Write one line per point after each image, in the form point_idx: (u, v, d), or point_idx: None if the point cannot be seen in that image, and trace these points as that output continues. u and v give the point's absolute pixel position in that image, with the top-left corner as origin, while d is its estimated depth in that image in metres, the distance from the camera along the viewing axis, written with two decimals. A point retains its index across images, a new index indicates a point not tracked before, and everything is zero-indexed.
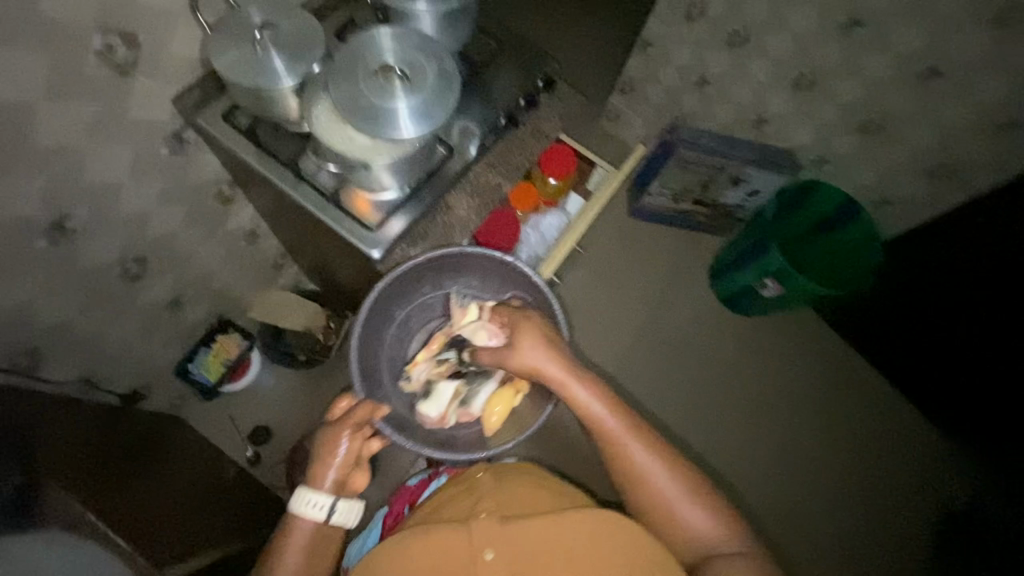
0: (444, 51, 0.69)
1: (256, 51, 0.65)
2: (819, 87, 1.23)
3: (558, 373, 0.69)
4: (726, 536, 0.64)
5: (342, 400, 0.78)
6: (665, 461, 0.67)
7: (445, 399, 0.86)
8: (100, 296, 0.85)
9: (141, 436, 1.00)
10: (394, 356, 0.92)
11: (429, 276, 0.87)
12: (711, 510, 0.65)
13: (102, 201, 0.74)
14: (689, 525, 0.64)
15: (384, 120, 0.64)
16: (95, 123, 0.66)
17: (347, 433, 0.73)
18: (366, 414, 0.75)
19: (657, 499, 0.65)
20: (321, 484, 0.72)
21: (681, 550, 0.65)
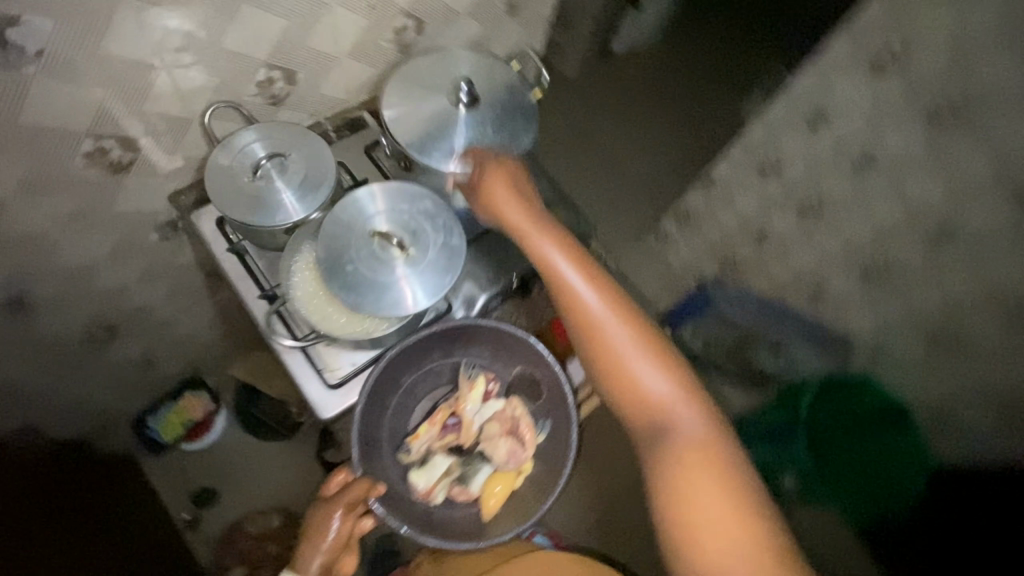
0: (455, 220, 0.61)
1: (255, 183, 0.60)
2: (892, 282, 1.12)
3: (524, 227, 0.57)
4: (700, 417, 0.50)
5: (337, 474, 0.65)
6: (631, 331, 0.53)
7: (436, 472, 0.69)
8: (58, 357, 0.80)
9: (85, 483, 0.94)
10: (396, 425, 0.70)
11: (435, 348, 0.67)
12: (677, 380, 0.52)
13: (69, 279, 0.69)
14: (647, 396, 0.51)
15: (365, 296, 0.56)
16: (74, 214, 0.61)
17: (337, 513, 0.62)
18: (360, 495, 0.62)
19: (617, 361, 0.52)
20: (305, 566, 0.62)
21: (641, 428, 0.51)
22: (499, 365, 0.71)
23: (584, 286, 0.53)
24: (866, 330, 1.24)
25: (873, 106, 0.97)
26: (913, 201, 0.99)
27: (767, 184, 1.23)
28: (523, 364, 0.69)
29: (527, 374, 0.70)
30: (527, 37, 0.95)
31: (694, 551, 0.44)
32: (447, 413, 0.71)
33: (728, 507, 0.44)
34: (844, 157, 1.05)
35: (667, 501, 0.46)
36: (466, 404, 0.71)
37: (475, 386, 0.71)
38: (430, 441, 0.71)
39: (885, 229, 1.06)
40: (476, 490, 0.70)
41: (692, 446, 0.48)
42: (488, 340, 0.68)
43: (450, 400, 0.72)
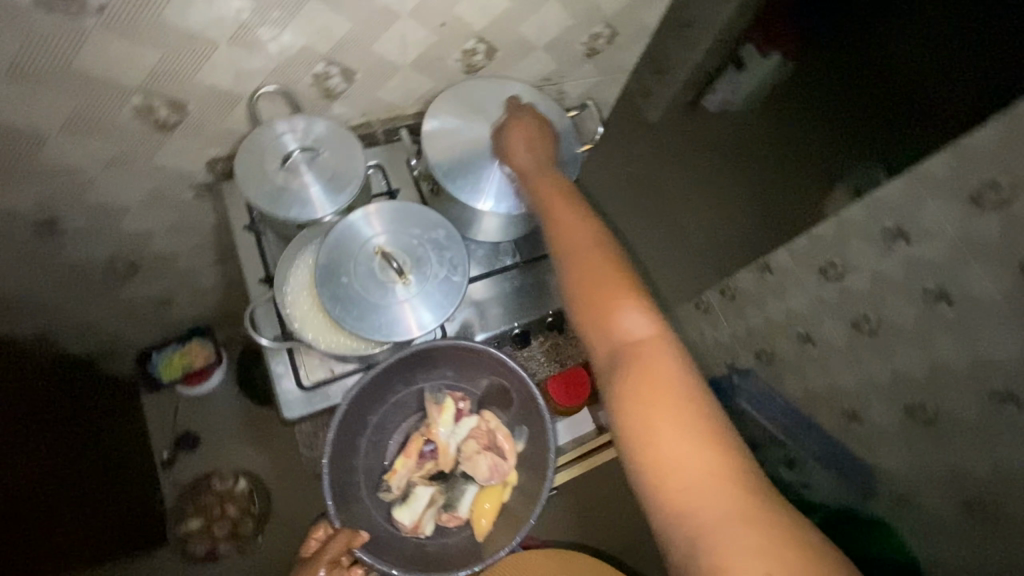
0: (462, 250, 0.58)
1: (279, 172, 0.59)
2: (936, 428, 1.01)
3: (529, 166, 0.62)
4: (661, 336, 0.50)
5: (315, 533, 0.67)
6: (610, 266, 0.56)
7: (420, 504, 0.68)
8: (82, 282, 0.84)
9: (87, 400, 0.99)
10: (371, 465, 0.69)
11: (412, 370, 0.65)
12: (651, 310, 0.52)
13: (100, 215, 0.72)
14: (619, 324, 0.51)
15: (354, 310, 0.54)
16: (114, 158, 0.63)
17: (322, 569, 0.61)
18: (343, 548, 0.60)
19: (598, 289, 0.54)
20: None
21: (610, 355, 0.51)
22: (466, 381, 0.68)
23: (571, 219, 0.59)
24: (894, 470, 1.12)
25: (960, 239, 0.86)
26: (981, 352, 0.88)
27: (824, 287, 1.12)
28: (493, 376, 0.66)
29: (498, 384, 0.67)
30: (602, 81, 0.92)
31: (656, 471, 0.44)
32: (421, 442, 0.69)
33: (687, 428, 0.45)
34: (916, 286, 0.95)
35: (631, 423, 0.47)
36: (439, 429, 0.68)
37: (444, 408, 0.68)
38: (409, 474, 0.69)
39: (941, 371, 0.96)
40: (465, 511, 0.69)
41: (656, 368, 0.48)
42: (456, 359, 0.65)
43: (421, 428, 0.70)
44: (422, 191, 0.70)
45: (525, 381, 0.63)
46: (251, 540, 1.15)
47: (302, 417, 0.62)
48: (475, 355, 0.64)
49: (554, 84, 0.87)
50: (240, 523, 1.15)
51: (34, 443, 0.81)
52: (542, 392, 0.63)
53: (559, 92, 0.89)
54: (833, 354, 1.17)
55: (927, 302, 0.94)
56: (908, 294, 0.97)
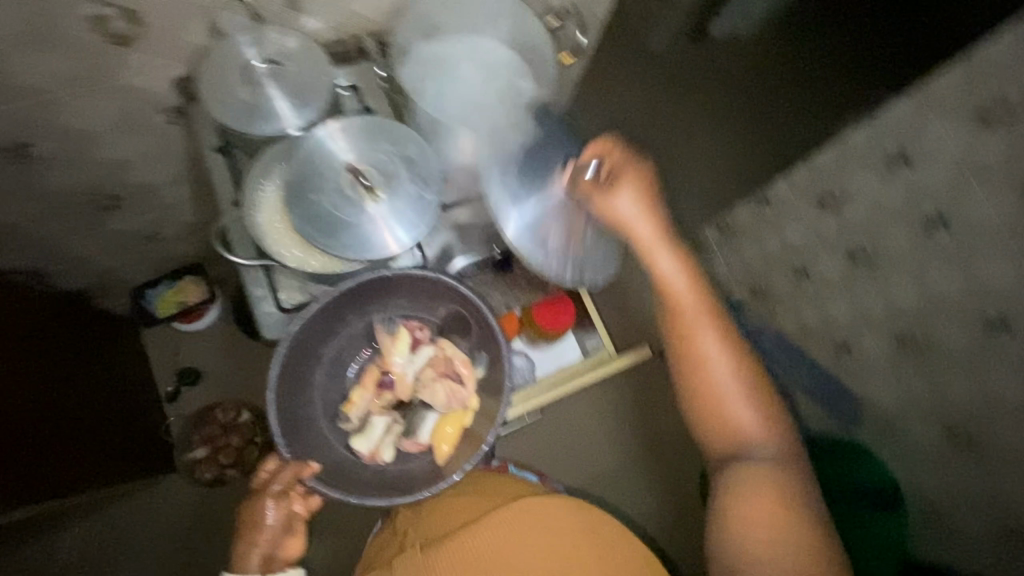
0: (434, 166, 0.57)
1: (245, 85, 0.57)
2: (926, 358, 1.01)
3: (649, 238, 0.61)
4: (769, 434, 0.59)
5: (266, 466, 0.65)
6: (732, 361, 0.60)
7: (377, 432, 0.70)
8: (65, 214, 0.83)
9: (84, 335, 1.01)
10: (329, 396, 0.70)
11: (365, 302, 0.64)
12: (761, 405, 0.60)
13: (72, 141, 0.70)
14: (735, 419, 0.59)
15: (326, 228, 0.54)
16: (76, 77, 0.61)
17: (272, 500, 0.64)
18: (293, 475, 0.62)
19: (714, 390, 0.60)
20: (243, 563, 0.63)
21: (715, 441, 0.61)
22: (422, 309, 0.69)
23: (686, 289, 0.61)
24: None
25: None
26: None
27: (823, 218, 1.09)
28: (448, 304, 0.67)
29: (455, 312, 0.67)
30: None
31: (753, 550, 0.54)
32: (377, 374, 0.71)
33: (789, 518, 0.54)
34: None
35: (737, 503, 0.56)
36: (394, 358, 0.70)
37: (398, 338, 0.70)
38: (367, 405, 0.71)
39: None
40: (426, 438, 0.70)
41: (761, 462, 0.58)
42: (408, 289, 0.65)
43: (377, 359, 0.72)
44: (399, 112, 0.67)
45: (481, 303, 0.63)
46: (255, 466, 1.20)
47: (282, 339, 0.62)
48: (424, 283, 0.64)
49: None
50: (246, 451, 1.19)
51: (29, 372, 0.84)
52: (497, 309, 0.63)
53: None
54: None
55: None
56: None
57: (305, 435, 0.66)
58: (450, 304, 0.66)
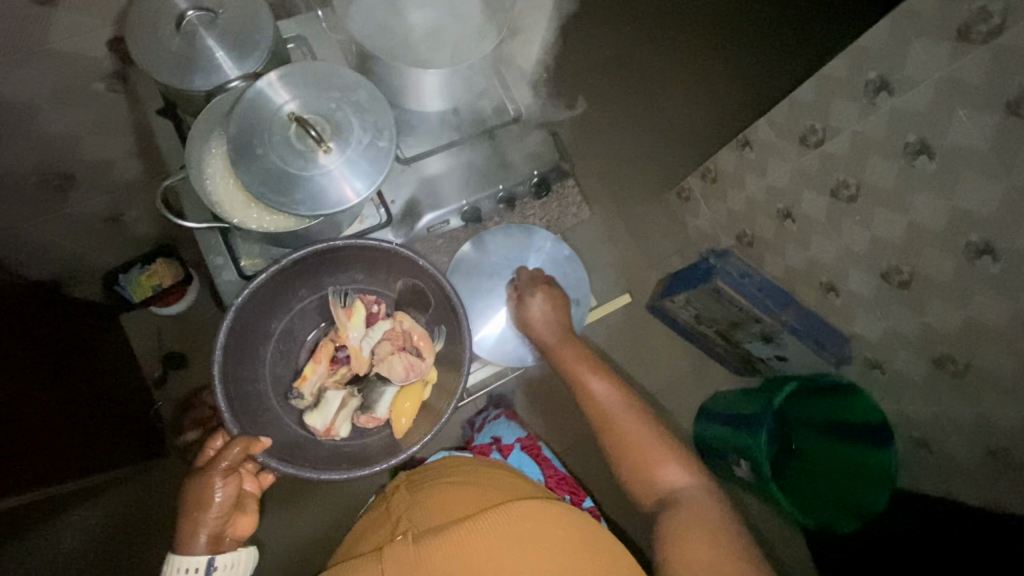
0: (385, 114, 0.53)
1: (176, 35, 0.53)
2: (911, 291, 1.00)
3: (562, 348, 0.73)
4: (698, 488, 0.60)
5: (212, 440, 0.64)
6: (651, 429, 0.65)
7: (331, 408, 0.68)
8: (16, 198, 0.80)
9: (59, 323, 0.99)
10: (280, 373, 0.69)
11: (318, 271, 0.64)
12: (686, 461, 0.62)
13: (12, 117, 0.67)
14: (661, 478, 0.61)
15: (274, 184, 0.51)
16: (2, 44, 0.58)
17: (219, 478, 0.57)
18: (240, 451, 0.58)
19: (637, 450, 0.63)
20: (190, 544, 0.57)
21: (649, 504, 0.61)
22: (378, 283, 0.70)
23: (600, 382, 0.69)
24: (871, 337, 1.13)
25: (945, 81, 0.79)
26: (958, 205, 0.85)
27: (805, 156, 1.07)
28: (404, 276, 0.66)
29: (411, 284, 0.67)
30: None
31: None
32: (331, 348, 0.70)
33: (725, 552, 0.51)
34: (896, 142, 0.90)
35: (669, 546, 0.53)
36: (349, 332, 0.70)
37: (353, 313, 0.69)
38: (321, 380, 0.70)
39: (919, 232, 0.93)
40: (384, 413, 0.69)
41: (695, 505, 0.57)
42: (357, 260, 0.64)
43: (331, 334, 0.71)
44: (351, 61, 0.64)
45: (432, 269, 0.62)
46: None
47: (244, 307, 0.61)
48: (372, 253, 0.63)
49: None
50: None
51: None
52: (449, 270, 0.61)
53: None
54: (814, 229, 1.14)
55: (907, 158, 0.89)
56: (888, 151, 0.92)
57: (254, 409, 0.63)
58: (404, 273, 0.66)
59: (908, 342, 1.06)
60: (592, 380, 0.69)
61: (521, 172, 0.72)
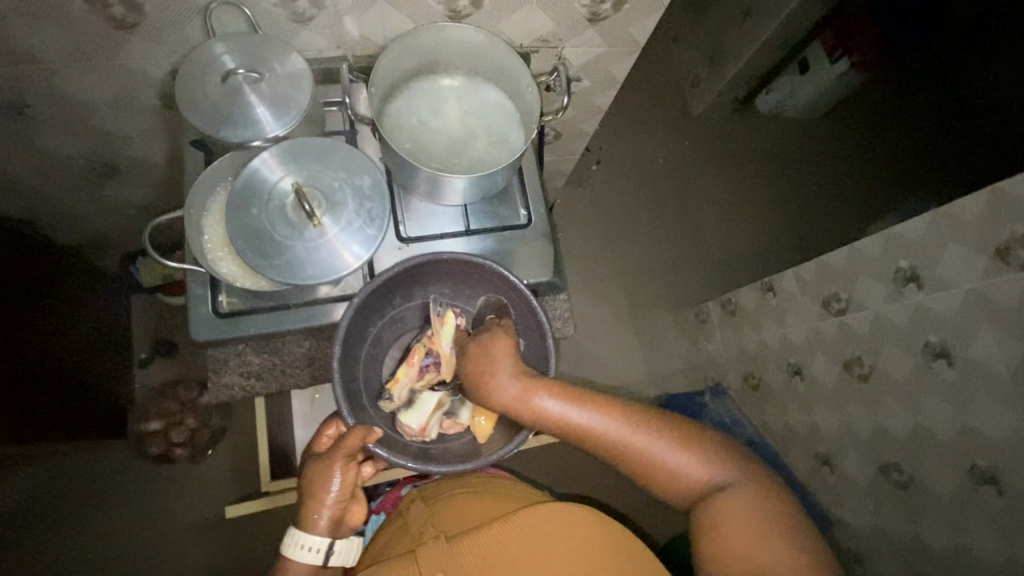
0: (379, 198, 0.55)
1: (221, 86, 0.57)
2: (907, 492, 0.93)
3: (520, 397, 0.59)
4: (711, 468, 0.60)
5: (325, 431, 0.69)
6: (644, 418, 0.61)
7: (427, 408, 0.67)
8: (65, 176, 0.87)
9: (66, 289, 1.03)
10: (370, 375, 0.69)
11: (412, 280, 0.66)
12: (695, 447, 0.60)
13: (70, 108, 0.72)
14: (679, 474, 0.60)
15: (261, 248, 0.52)
16: (76, 52, 0.63)
17: (339, 466, 0.63)
18: (355, 443, 0.61)
19: (645, 467, 0.60)
20: (315, 524, 0.64)
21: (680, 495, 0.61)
22: (460, 300, 0.70)
23: (566, 412, 0.59)
24: (856, 526, 1.05)
25: (975, 293, 0.78)
26: (969, 422, 0.81)
27: (824, 321, 1.05)
28: (489, 291, 0.68)
29: (493, 299, 0.68)
30: (613, 56, 0.81)
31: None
32: (422, 352, 0.69)
33: (766, 542, 0.54)
34: (918, 338, 0.87)
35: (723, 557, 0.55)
36: (441, 340, 0.68)
37: (446, 320, 0.68)
38: (411, 383, 0.68)
39: (927, 437, 0.88)
40: (467, 419, 0.69)
41: (725, 495, 0.58)
42: (452, 273, 0.66)
43: (424, 339, 0.70)
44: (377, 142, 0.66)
45: (522, 291, 0.63)
46: (204, 450, 1.21)
47: (208, 341, 0.61)
48: (474, 269, 0.65)
49: (553, 47, 0.77)
50: (197, 433, 1.19)
51: None
52: (536, 294, 0.63)
53: (559, 58, 0.80)
54: (819, 394, 1.09)
55: (926, 358, 0.86)
56: (907, 344, 0.89)
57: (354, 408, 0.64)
58: (491, 290, 0.67)
59: (893, 546, 0.97)
60: (573, 414, 0.59)
61: None
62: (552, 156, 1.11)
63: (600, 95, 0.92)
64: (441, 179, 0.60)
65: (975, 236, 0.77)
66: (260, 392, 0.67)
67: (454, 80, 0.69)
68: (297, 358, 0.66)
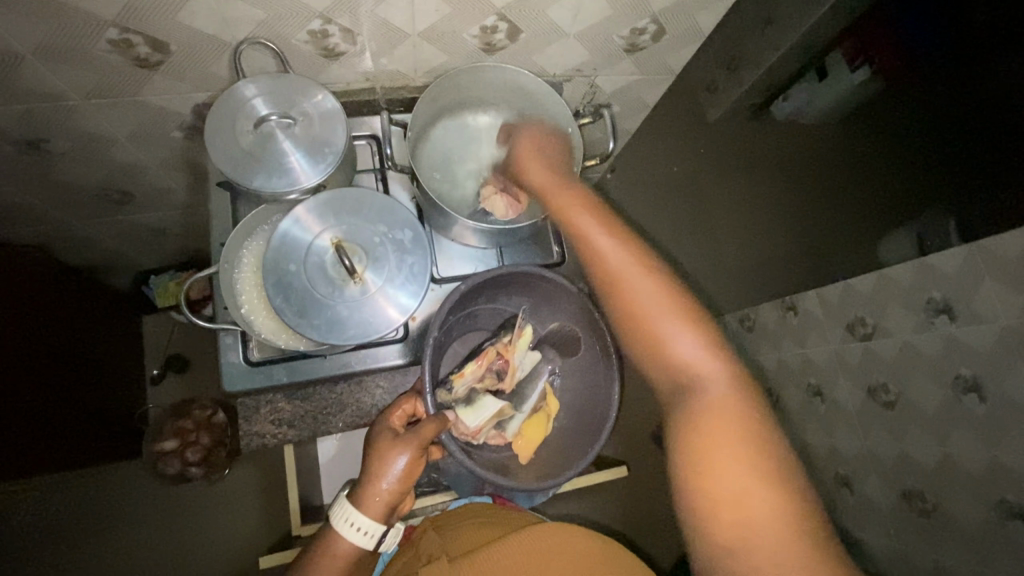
0: (421, 250, 0.53)
1: (253, 132, 0.55)
2: (931, 520, 0.94)
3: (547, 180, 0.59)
4: (719, 376, 0.50)
5: (405, 404, 0.63)
6: (667, 292, 0.54)
7: (485, 411, 0.64)
8: (81, 205, 0.85)
9: (80, 311, 1.02)
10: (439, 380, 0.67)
11: (486, 294, 0.65)
12: (705, 341, 0.52)
13: (87, 143, 0.70)
14: (671, 351, 0.52)
15: (302, 304, 0.51)
16: (97, 89, 0.61)
17: (407, 452, 0.59)
18: (431, 433, 0.59)
19: (648, 322, 0.53)
20: (369, 507, 0.60)
21: (667, 386, 0.52)
22: (535, 320, 0.71)
23: (593, 227, 0.56)
24: (877, 550, 1.06)
25: (1011, 331, 0.77)
26: (1000, 459, 0.81)
27: (848, 344, 1.04)
28: (569, 323, 0.68)
29: (569, 329, 0.69)
30: (644, 82, 0.79)
31: (711, 495, 0.46)
32: (492, 357, 0.68)
33: (759, 487, 0.45)
34: (948, 371, 0.86)
35: (689, 453, 0.48)
36: (516, 353, 0.67)
37: (524, 333, 0.68)
38: (473, 381, 0.67)
39: (953, 469, 0.88)
40: (512, 434, 0.67)
41: (707, 388, 0.50)
42: (533, 293, 0.67)
43: (497, 343, 0.68)
44: (417, 201, 0.64)
45: (594, 312, 0.63)
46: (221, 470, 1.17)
47: (239, 390, 0.59)
48: (559, 292, 0.64)
49: (586, 76, 0.75)
50: (213, 453, 1.15)
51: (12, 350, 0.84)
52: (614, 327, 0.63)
53: (592, 86, 0.77)
54: (841, 418, 1.09)
55: (955, 391, 0.86)
56: (936, 377, 0.88)
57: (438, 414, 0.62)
58: (566, 317, 0.68)
59: (918, 572, 0.99)
60: (584, 218, 0.57)
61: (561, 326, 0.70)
62: None
63: (629, 119, 0.89)
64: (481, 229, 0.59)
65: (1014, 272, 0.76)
66: (291, 440, 0.65)
67: (485, 117, 0.68)
68: (330, 403, 0.65)
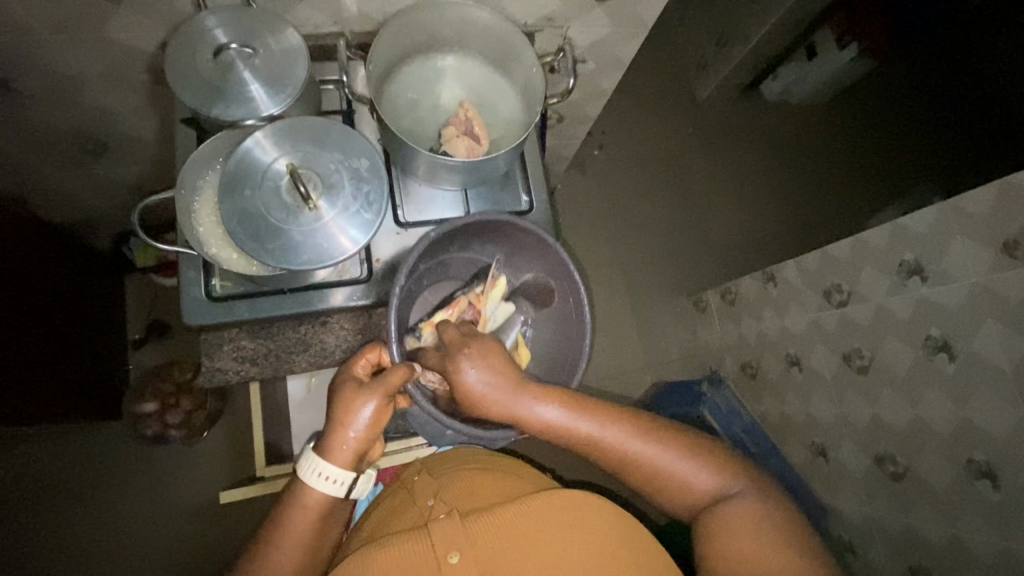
0: (376, 178, 0.54)
1: (213, 60, 0.55)
2: (901, 484, 0.94)
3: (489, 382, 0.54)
4: (716, 477, 0.57)
5: (368, 353, 0.61)
6: (638, 427, 0.57)
7: None
8: (60, 155, 0.85)
9: (62, 267, 1.02)
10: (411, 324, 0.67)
11: (458, 241, 0.65)
12: (689, 449, 0.57)
13: (57, 84, 0.70)
14: (668, 476, 0.56)
15: (258, 229, 0.51)
16: (61, 23, 0.61)
17: (374, 399, 0.57)
18: (398, 380, 0.56)
19: (635, 466, 0.56)
20: (335, 455, 0.58)
21: (676, 498, 0.57)
22: (509, 271, 0.71)
23: (553, 415, 0.54)
24: (849, 516, 1.07)
25: (980, 289, 0.77)
26: (968, 418, 0.81)
27: (825, 311, 1.04)
28: (543, 272, 0.68)
29: (543, 280, 0.69)
30: (618, 37, 0.79)
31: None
32: (464, 306, 0.67)
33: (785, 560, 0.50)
34: (919, 332, 0.86)
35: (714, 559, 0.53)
36: (486, 302, 0.67)
37: (497, 283, 0.68)
38: None
39: (923, 431, 0.88)
40: None
41: (730, 500, 0.55)
42: (507, 243, 0.67)
43: (469, 295, 0.68)
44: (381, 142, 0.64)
45: (566, 262, 0.64)
46: (199, 434, 1.21)
47: (200, 323, 0.59)
48: (530, 241, 0.65)
49: (558, 27, 0.75)
50: (193, 416, 1.19)
51: None
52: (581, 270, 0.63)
53: (564, 38, 0.77)
54: (819, 385, 1.09)
55: (926, 352, 0.86)
56: (908, 339, 0.88)
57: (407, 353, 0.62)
58: (539, 267, 0.68)
59: (888, 537, 0.99)
60: (537, 411, 0.54)
61: (534, 277, 0.70)
62: (553, 140, 1.09)
63: (605, 77, 0.89)
64: (444, 164, 0.58)
65: (983, 228, 0.76)
66: (254, 378, 0.66)
67: (452, 59, 0.67)
68: (294, 342, 0.65)
